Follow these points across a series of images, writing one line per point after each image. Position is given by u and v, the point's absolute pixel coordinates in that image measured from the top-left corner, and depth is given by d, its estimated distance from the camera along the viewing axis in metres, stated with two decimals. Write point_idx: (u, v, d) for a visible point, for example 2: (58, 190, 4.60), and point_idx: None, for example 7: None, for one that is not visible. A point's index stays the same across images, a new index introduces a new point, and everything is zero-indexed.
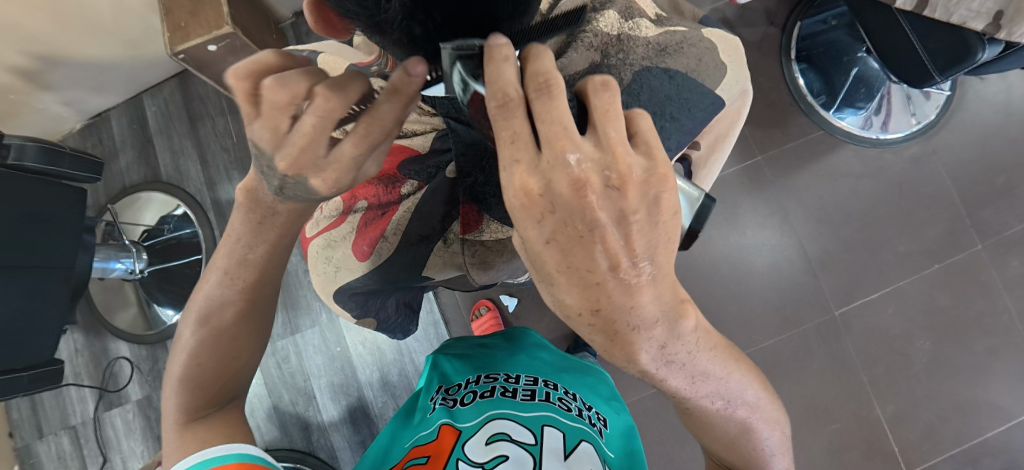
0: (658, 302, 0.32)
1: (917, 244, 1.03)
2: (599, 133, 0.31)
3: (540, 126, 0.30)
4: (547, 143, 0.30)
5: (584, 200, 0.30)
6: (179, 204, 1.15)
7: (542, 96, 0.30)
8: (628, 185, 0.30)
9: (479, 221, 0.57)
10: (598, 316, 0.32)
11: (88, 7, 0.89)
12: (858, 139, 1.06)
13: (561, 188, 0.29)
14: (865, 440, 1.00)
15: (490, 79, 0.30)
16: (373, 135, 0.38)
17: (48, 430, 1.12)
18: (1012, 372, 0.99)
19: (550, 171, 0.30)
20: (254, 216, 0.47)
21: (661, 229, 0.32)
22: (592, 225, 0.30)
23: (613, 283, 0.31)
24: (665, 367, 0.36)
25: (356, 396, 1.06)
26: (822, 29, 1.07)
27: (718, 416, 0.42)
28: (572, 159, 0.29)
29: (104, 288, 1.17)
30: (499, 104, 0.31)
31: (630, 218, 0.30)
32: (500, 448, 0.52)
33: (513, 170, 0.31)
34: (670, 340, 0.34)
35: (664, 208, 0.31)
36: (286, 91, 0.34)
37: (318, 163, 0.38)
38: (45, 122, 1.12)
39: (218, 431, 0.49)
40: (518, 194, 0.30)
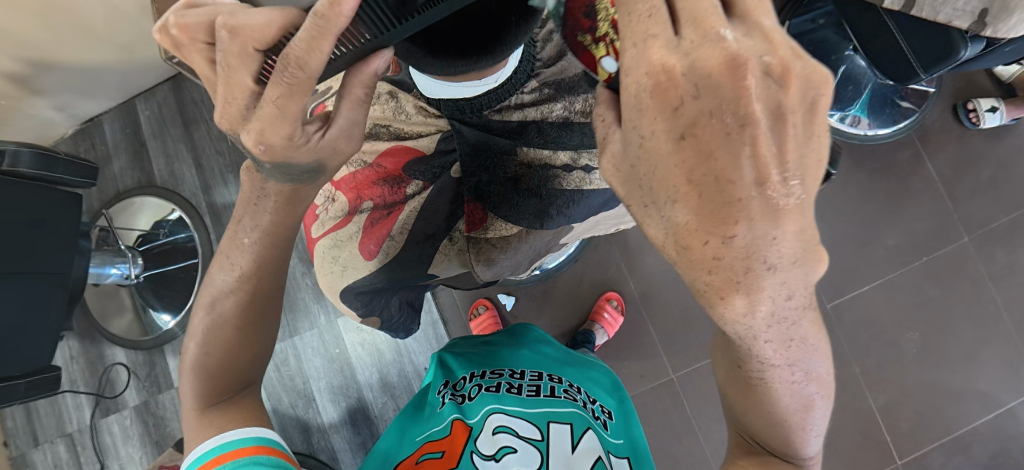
0: (800, 243, 0.26)
1: (906, 238, 1.06)
2: (751, 21, 0.26)
3: (682, 3, 0.26)
4: (690, 20, 0.26)
5: (740, 83, 0.24)
6: (173, 209, 1.15)
7: None
8: (791, 78, 0.25)
9: (484, 219, 0.58)
10: (729, 248, 0.26)
11: (82, 12, 0.89)
12: (845, 136, 1.09)
13: (711, 65, 0.24)
14: (859, 430, 1.02)
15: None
16: (294, 71, 0.34)
17: (44, 438, 1.11)
18: (1000, 361, 1.01)
19: (693, 49, 0.25)
20: (250, 199, 0.50)
21: (814, 146, 0.26)
22: (744, 119, 0.24)
23: (756, 203, 0.25)
24: (775, 327, 0.30)
25: (355, 397, 1.06)
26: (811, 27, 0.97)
27: (787, 390, 0.36)
28: (726, 35, 0.25)
29: (99, 294, 1.16)
30: None
31: (788, 115, 0.25)
32: (504, 439, 0.54)
33: (643, 46, 0.26)
34: (798, 291, 0.29)
35: (821, 117, 0.26)
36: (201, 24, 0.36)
37: (244, 113, 0.39)
38: (37, 126, 1.11)
39: (237, 416, 0.49)
40: (652, 71, 0.26)
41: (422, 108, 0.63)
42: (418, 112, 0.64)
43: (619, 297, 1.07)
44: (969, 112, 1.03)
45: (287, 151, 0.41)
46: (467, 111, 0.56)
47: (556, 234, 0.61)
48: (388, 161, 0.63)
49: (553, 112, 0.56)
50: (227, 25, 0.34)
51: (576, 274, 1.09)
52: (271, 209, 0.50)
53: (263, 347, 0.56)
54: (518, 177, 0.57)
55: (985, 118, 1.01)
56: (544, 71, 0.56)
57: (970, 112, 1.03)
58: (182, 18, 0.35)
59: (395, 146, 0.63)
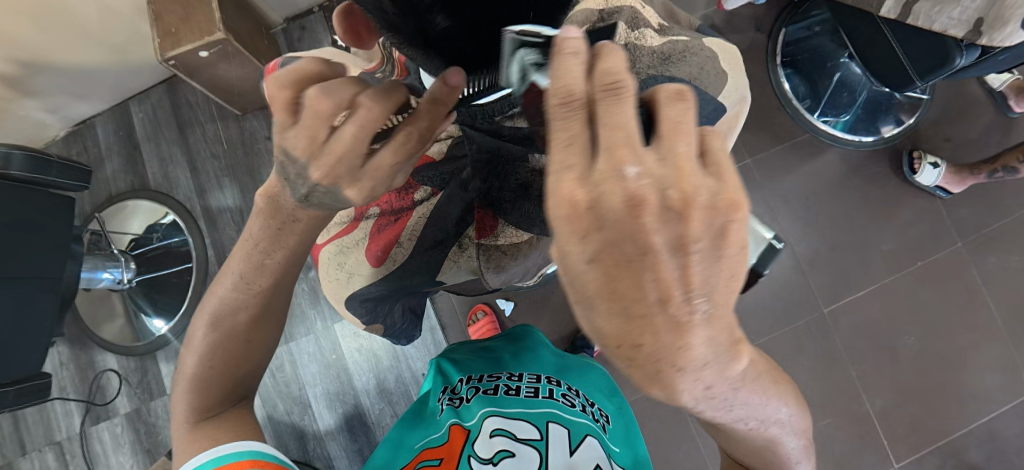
0: (710, 346, 0.27)
1: (901, 243, 1.07)
2: (665, 145, 0.26)
3: (600, 130, 0.26)
4: (606, 148, 0.26)
5: (638, 220, 0.24)
6: (167, 212, 1.13)
7: (609, 97, 0.27)
8: (691, 211, 0.25)
9: (494, 226, 0.59)
10: (638, 353, 0.26)
11: (75, 12, 0.87)
12: (841, 142, 1.09)
13: (612, 202, 0.24)
14: (856, 434, 1.02)
15: (557, 74, 0.27)
16: (415, 143, 0.39)
17: (31, 446, 1.09)
18: (993, 365, 1.02)
19: (601, 183, 0.25)
20: (273, 224, 0.46)
21: (724, 267, 0.26)
22: (646, 249, 0.25)
23: (660, 318, 0.25)
24: (702, 402, 0.31)
25: (352, 403, 1.05)
26: (805, 35, 1.10)
27: (747, 432, 0.37)
28: (629, 172, 0.25)
29: (90, 299, 1.15)
30: (561, 102, 0.27)
31: (688, 247, 0.25)
32: (501, 442, 0.54)
33: (558, 175, 0.26)
34: (715, 381, 0.29)
35: (731, 240, 0.26)
36: (326, 100, 0.35)
37: (354, 171, 0.38)
38: (27, 128, 1.09)
39: (228, 429, 0.49)
40: (560, 203, 0.25)
41: None
42: None
43: None
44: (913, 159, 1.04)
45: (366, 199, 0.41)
46: (477, 119, 0.49)
47: None
48: None
49: None
50: (368, 103, 0.35)
51: None
52: (297, 233, 0.47)
53: (259, 356, 0.56)
54: (528, 184, 0.56)
55: (921, 170, 1.03)
56: None
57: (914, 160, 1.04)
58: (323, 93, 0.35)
59: None
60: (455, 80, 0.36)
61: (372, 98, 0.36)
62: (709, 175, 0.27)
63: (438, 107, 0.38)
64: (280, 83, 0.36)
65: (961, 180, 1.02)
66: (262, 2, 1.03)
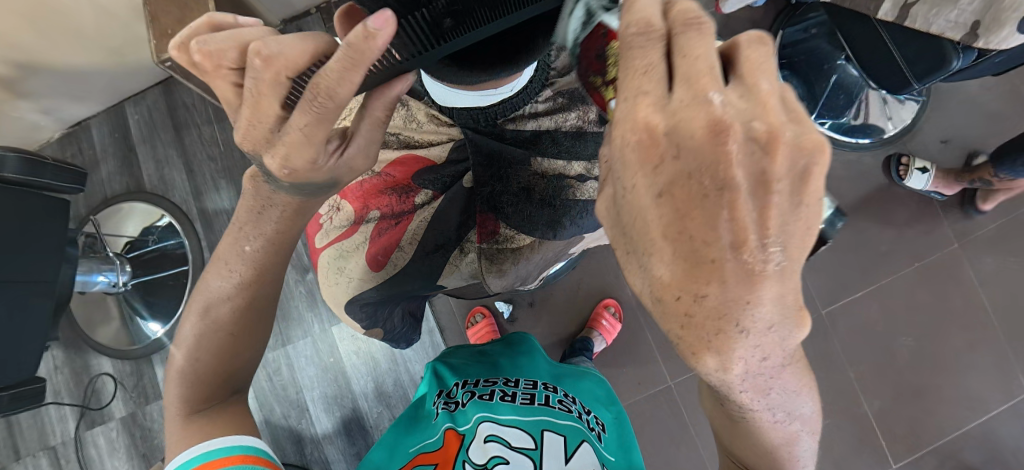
0: (779, 306, 0.27)
1: (898, 244, 1.07)
2: (748, 82, 0.27)
3: (678, 60, 0.27)
4: (685, 78, 0.26)
5: (719, 148, 0.24)
6: (162, 215, 1.13)
7: (689, 31, 0.28)
8: (777, 146, 0.25)
9: (496, 228, 0.57)
10: (700, 306, 0.26)
11: (70, 13, 0.87)
12: (839, 144, 1.10)
13: (694, 128, 0.25)
14: (854, 435, 1.02)
15: (631, 9, 0.30)
16: (323, 102, 0.35)
17: (26, 451, 1.08)
18: (990, 366, 1.02)
19: (680, 110, 0.26)
20: (254, 207, 0.49)
21: (802, 217, 0.26)
22: (723, 184, 0.25)
23: (732, 265, 0.25)
24: (749, 380, 0.30)
25: (350, 406, 1.04)
26: (802, 37, 1.08)
27: (769, 427, 0.37)
28: (714, 99, 0.25)
29: (84, 303, 1.14)
30: (639, 32, 0.29)
31: (772, 183, 0.25)
32: (495, 449, 0.54)
33: (633, 101, 0.27)
34: (773, 353, 0.29)
35: (812, 187, 0.25)
36: (221, 53, 0.35)
37: (270, 136, 0.39)
38: (22, 130, 1.08)
39: (221, 424, 0.48)
40: (636, 128, 0.26)
41: (433, 117, 0.62)
42: (429, 121, 0.63)
43: (617, 304, 1.06)
44: (901, 165, 1.05)
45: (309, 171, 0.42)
46: (480, 120, 0.55)
47: (568, 242, 0.60)
48: (396, 170, 0.62)
49: (567, 122, 0.55)
50: (260, 53, 0.33)
51: (573, 281, 1.09)
52: (276, 219, 0.49)
53: (255, 348, 0.55)
54: (529, 187, 0.56)
55: (909, 177, 1.03)
56: (558, 80, 0.55)
57: (901, 166, 1.05)
58: (205, 45, 0.35)
59: (404, 156, 0.63)
60: (379, 24, 0.30)
61: (263, 46, 0.34)
62: (796, 120, 0.26)
63: (351, 58, 0.33)
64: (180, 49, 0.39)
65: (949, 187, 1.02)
66: (258, 3, 1.03)
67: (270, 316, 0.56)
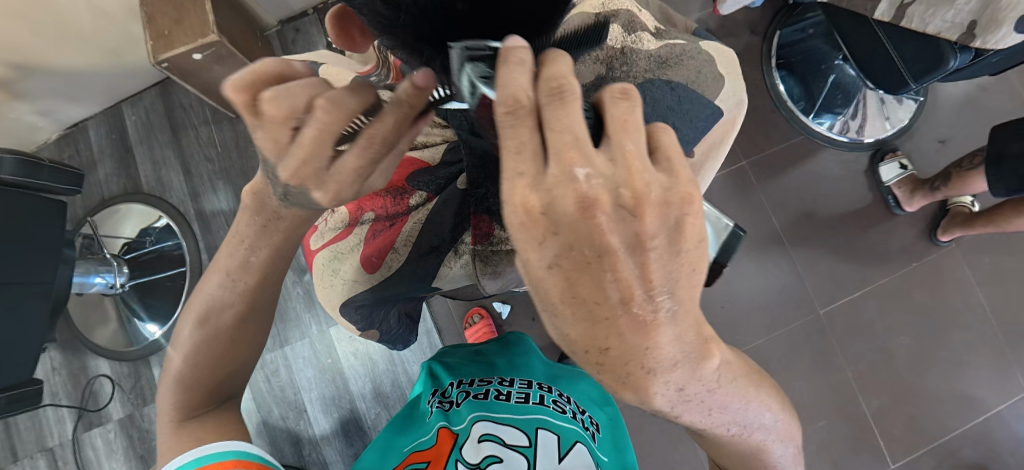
0: (678, 345, 0.28)
1: (895, 244, 1.07)
2: (615, 143, 0.27)
3: (548, 134, 0.26)
4: (555, 154, 0.26)
5: (592, 220, 0.25)
6: (160, 216, 1.12)
7: (555, 102, 0.27)
8: (644, 207, 0.26)
9: (491, 229, 0.57)
10: (606, 357, 0.28)
11: (66, 14, 0.87)
12: (836, 143, 1.10)
13: (566, 205, 0.25)
14: (852, 435, 1.02)
15: (501, 83, 0.27)
16: (377, 147, 0.37)
17: (23, 453, 1.07)
18: (987, 365, 1.02)
19: (554, 188, 0.25)
20: (258, 220, 0.45)
21: (683, 261, 0.27)
22: (602, 250, 0.26)
23: (625, 319, 0.27)
24: (680, 405, 0.32)
25: (348, 408, 1.04)
26: (799, 37, 1.09)
27: (732, 439, 0.37)
28: (580, 175, 0.25)
29: (82, 304, 1.13)
30: (508, 111, 0.27)
31: (644, 244, 0.26)
32: (489, 448, 0.54)
33: (511, 184, 0.26)
34: (689, 381, 0.30)
35: (689, 234, 0.27)
36: (283, 103, 0.34)
37: (320, 175, 0.37)
38: (18, 132, 1.08)
39: (213, 430, 0.49)
40: (515, 210, 0.26)
41: None
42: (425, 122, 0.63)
43: None
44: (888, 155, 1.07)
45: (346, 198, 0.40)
46: (474, 121, 0.52)
47: None
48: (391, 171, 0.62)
49: None
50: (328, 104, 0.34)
51: None
52: (284, 230, 0.46)
53: (250, 353, 0.56)
54: None
55: (883, 166, 1.06)
56: None
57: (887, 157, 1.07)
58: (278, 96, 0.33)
59: None
60: (423, 81, 0.34)
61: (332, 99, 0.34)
62: (661, 169, 0.27)
63: (402, 108, 0.36)
64: (235, 88, 0.34)
65: (911, 196, 1.02)
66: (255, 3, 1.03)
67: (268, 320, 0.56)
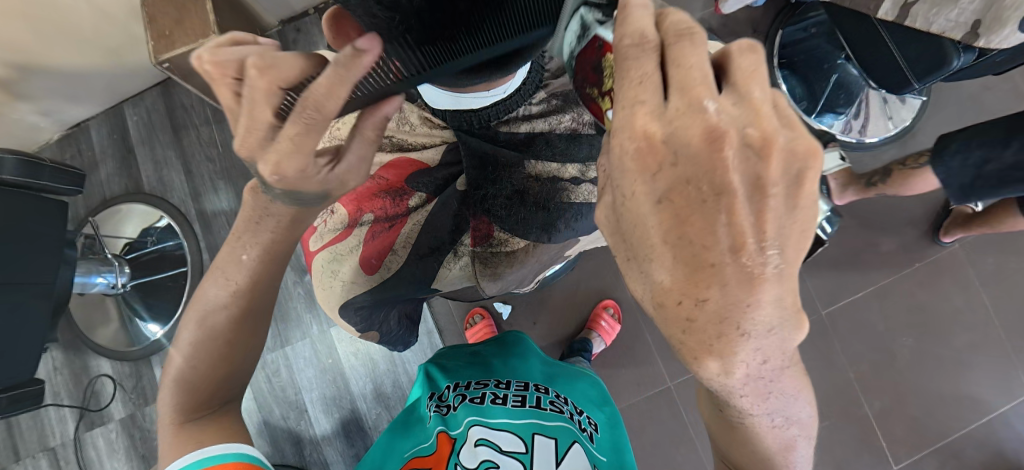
0: (777, 309, 0.26)
1: (899, 244, 1.06)
2: (740, 91, 0.27)
3: (673, 70, 0.27)
4: (679, 88, 0.27)
5: (717, 155, 0.25)
6: (161, 216, 1.13)
7: (683, 41, 0.28)
8: (771, 150, 0.25)
9: (490, 231, 0.58)
10: (701, 310, 0.26)
11: (68, 15, 0.87)
12: (834, 143, 1.11)
13: (691, 137, 0.25)
14: (855, 436, 1.02)
15: (624, 22, 0.30)
16: (312, 113, 0.35)
17: (26, 452, 1.08)
18: (992, 367, 1.02)
19: (676, 119, 0.26)
20: (251, 218, 0.48)
21: (798, 218, 0.26)
22: (720, 189, 0.25)
23: (731, 269, 0.25)
24: (750, 384, 0.30)
25: (349, 408, 1.04)
26: (802, 36, 1.07)
27: (768, 433, 0.37)
28: (709, 107, 0.26)
29: (83, 304, 1.13)
30: (634, 43, 0.29)
31: (766, 189, 0.25)
32: (486, 453, 0.54)
33: (631, 110, 0.27)
34: (772, 355, 0.28)
35: (806, 189, 0.26)
36: (220, 64, 0.35)
37: (264, 143, 0.37)
38: (20, 132, 1.08)
39: (217, 431, 0.49)
40: (634, 136, 0.27)
41: (426, 119, 0.62)
42: (423, 123, 0.62)
43: (616, 305, 1.06)
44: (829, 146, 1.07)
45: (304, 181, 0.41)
46: (475, 123, 0.55)
47: (561, 247, 0.60)
48: (390, 172, 0.62)
49: (562, 124, 0.55)
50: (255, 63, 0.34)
51: (573, 282, 1.08)
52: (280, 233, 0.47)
53: (248, 354, 0.55)
54: (523, 190, 0.56)
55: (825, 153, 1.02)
56: (552, 82, 0.56)
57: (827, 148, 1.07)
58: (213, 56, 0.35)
59: (397, 158, 0.62)
60: (366, 45, 0.32)
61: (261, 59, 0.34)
62: (785, 124, 0.26)
63: (340, 74, 0.34)
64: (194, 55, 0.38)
65: (843, 190, 1.02)
66: (256, 3, 1.03)
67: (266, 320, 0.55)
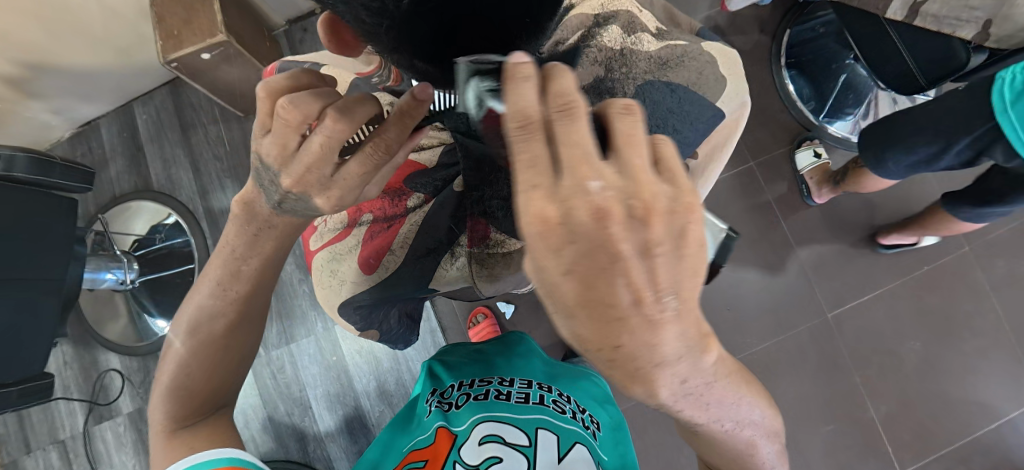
0: (684, 342, 0.27)
1: (907, 246, 1.05)
2: (622, 158, 0.26)
3: (560, 148, 0.25)
4: (569, 166, 0.25)
5: (606, 229, 0.24)
6: (170, 213, 1.14)
7: (563, 118, 0.26)
8: (653, 216, 0.25)
9: (487, 232, 0.57)
10: (617, 354, 0.26)
11: (79, 15, 0.88)
12: (846, 144, 1.09)
13: (581, 215, 0.24)
14: (860, 441, 1.01)
15: (509, 99, 0.27)
16: (380, 155, 0.38)
17: (36, 444, 1.09)
18: (1001, 372, 1.00)
19: (570, 197, 0.24)
20: (249, 230, 0.47)
21: (688, 264, 0.26)
22: (615, 257, 0.24)
23: (636, 319, 0.25)
24: (682, 399, 0.31)
25: (352, 405, 1.05)
26: (811, 36, 1.08)
27: (723, 437, 0.37)
28: (593, 186, 0.24)
29: (94, 299, 1.15)
30: (518, 126, 0.26)
31: (654, 251, 0.25)
32: (492, 448, 0.54)
33: (523, 194, 0.25)
34: (692, 375, 0.29)
35: (691, 240, 0.26)
36: (295, 111, 0.35)
37: (325, 181, 0.38)
38: (33, 130, 1.09)
39: (207, 437, 0.49)
40: (528, 220, 0.24)
41: None
42: None
43: None
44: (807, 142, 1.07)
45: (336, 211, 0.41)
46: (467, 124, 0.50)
47: None
48: (388, 173, 0.61)
49: None
50: (334, 114, 0.34)
51: None
52: (277, 238, 0.47)
53: (243, 361, 0.56)
54: None
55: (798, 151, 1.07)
56: None
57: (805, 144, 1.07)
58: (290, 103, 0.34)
59: None
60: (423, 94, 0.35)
61: (338, 110, 0.35)
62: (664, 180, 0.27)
63: (404, 123, 0.37)
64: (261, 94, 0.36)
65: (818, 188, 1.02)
66: (263, 3, 1.03)
67: (255, 323, 0.56)
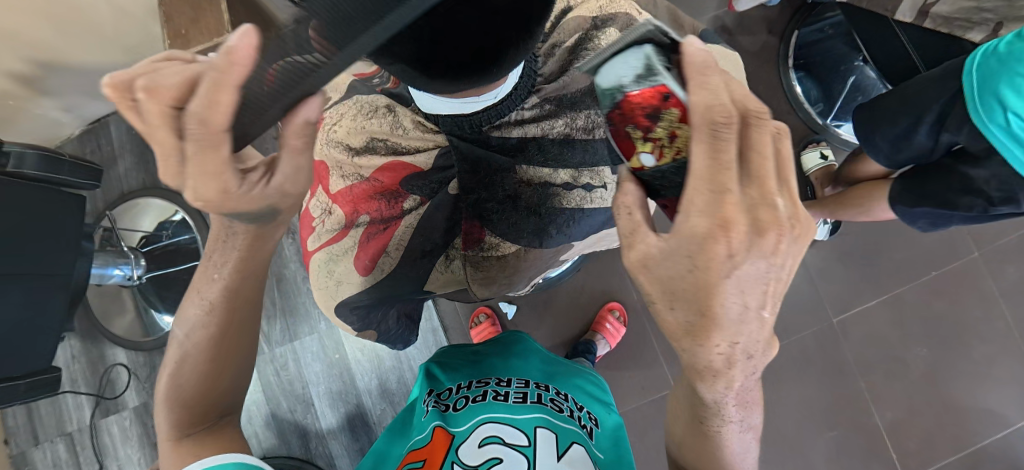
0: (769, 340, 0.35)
1: (915, 251, 1.04)
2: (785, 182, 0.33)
3: (753, 154, 0.31)
4: (757, 176, 0.31)
5: (777, 244, 0.31)
6: (176, 211, 1.16)
7: (756, 126, 0.32)
8: (800, 238, 0.32)
9: (481, 236, 0.59)
10: (729, 349, 0.34)
11: (90, 14, 0.89)
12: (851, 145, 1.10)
13: (765, 224, 0.31)
14: (866, 447, 1.00)
15: (706, 93, 0.32)
16: (205, 127, 0.33)
17: (44, 437, 1.11)
18: (1010, 380, 0.99)
19: (757, 207, 0.31)
20: (218, 235, 0.47)
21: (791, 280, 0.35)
22: (772, 266, 0.32)
23: (756, 319, 0.33)
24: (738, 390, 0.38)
25: (354, 402, 1.06)
26: (818, 37, 1.06)
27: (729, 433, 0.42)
28: (779, 203, 0.31)
29: (101, 294, 1.16)
30: (725, 120, 0.31)
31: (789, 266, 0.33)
32: (492, 449, 0.53)
33: (720, 193, 0.30)
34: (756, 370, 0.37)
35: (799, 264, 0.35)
36: (121, 87, 0.34)
37: (189, 170, 0.36)
38: (44, 127, 1.11)
39: (213, 445, 0.51)
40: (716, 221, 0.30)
41: (420, 123, 0.61)
42: (416, 126, 0.61)
43: (622, 308, 1.06)
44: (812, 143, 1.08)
45: (227, 202, 0.39)
46: (465, 127, 0.54)
47: (553, 252, 0.62)
48: (384, 175, 0.61)
49: (555, 128, 0.56)
50: (144, 87, 0.33)
51: (579, 283, 1.08)
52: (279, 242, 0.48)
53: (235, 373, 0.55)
54: (516, 195, 0.56)
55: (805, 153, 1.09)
56: (544, 87, 0.55)
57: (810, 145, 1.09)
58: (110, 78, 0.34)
59: (391, 162, 0.61)
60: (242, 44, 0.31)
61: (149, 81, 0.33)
62: None
63: (224, 84, 0.32)
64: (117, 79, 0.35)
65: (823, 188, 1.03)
66: None
67: (252, 332, 0.56)
